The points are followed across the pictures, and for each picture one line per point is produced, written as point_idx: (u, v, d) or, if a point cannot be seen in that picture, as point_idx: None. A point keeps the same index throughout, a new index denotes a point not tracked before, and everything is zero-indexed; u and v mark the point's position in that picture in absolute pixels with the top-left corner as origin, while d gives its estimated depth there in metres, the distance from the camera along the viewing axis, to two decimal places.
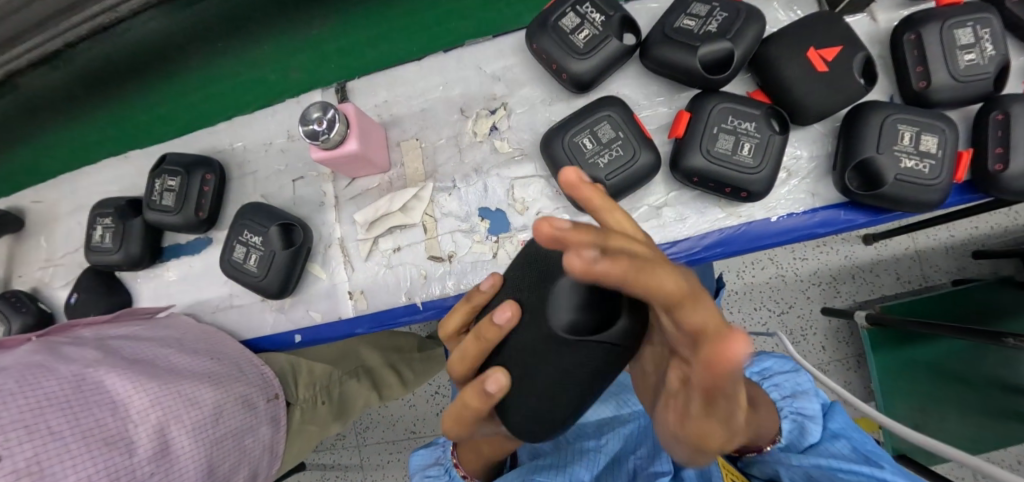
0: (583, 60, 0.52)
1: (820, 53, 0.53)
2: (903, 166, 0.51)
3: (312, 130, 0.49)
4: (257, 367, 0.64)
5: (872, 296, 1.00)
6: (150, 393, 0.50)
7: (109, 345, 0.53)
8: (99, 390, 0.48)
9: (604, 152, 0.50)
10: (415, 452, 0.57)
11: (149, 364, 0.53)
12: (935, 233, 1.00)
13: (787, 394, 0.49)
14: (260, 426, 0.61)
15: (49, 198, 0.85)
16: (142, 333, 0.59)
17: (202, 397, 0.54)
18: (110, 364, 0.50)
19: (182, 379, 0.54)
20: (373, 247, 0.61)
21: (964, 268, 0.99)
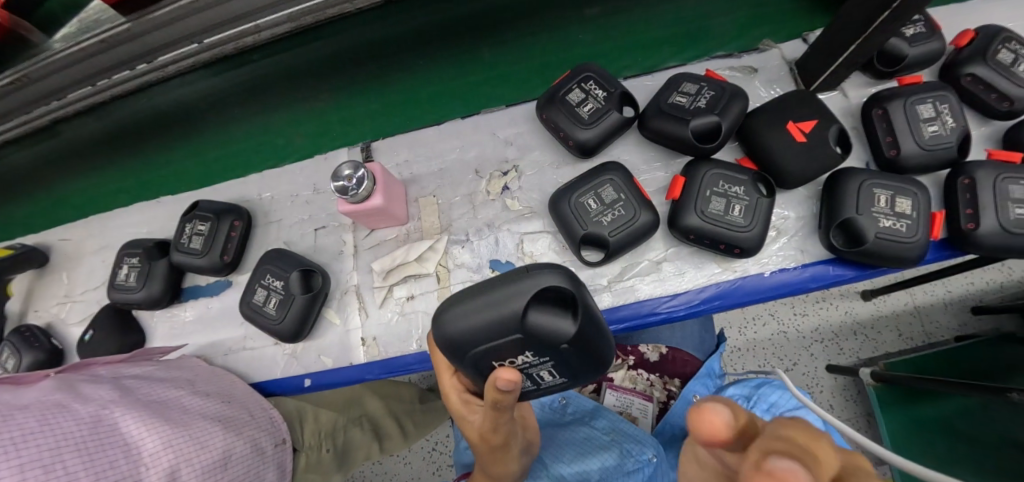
0: (588, 129, 0.59)
1: (798, 126, 0.60)
2: (883, 225, 0.56)
3: (342, 186, 0.54)
4: (266, 412, 0.65)
5: (875, 353, 1.02)
6: (164, 434, 0.50)
7: (125, 384, 0.54)
8: (115, 431, 0.48)
9: (607, 212, 0.55)
10: None
11: (163, 406, 0.54)
12: (932, 290, 1.04)
13: None
14: (265, 471, 0.60)
15: (78, 238, 0.89)
16: (157, 374, 0.60)
17: (212, 440, 0.54)
18: (128, 403, 0.51)
19: (194, 422, 0.54)
20: (387, 295, 0.64)
21: (961, 324, 1.01)
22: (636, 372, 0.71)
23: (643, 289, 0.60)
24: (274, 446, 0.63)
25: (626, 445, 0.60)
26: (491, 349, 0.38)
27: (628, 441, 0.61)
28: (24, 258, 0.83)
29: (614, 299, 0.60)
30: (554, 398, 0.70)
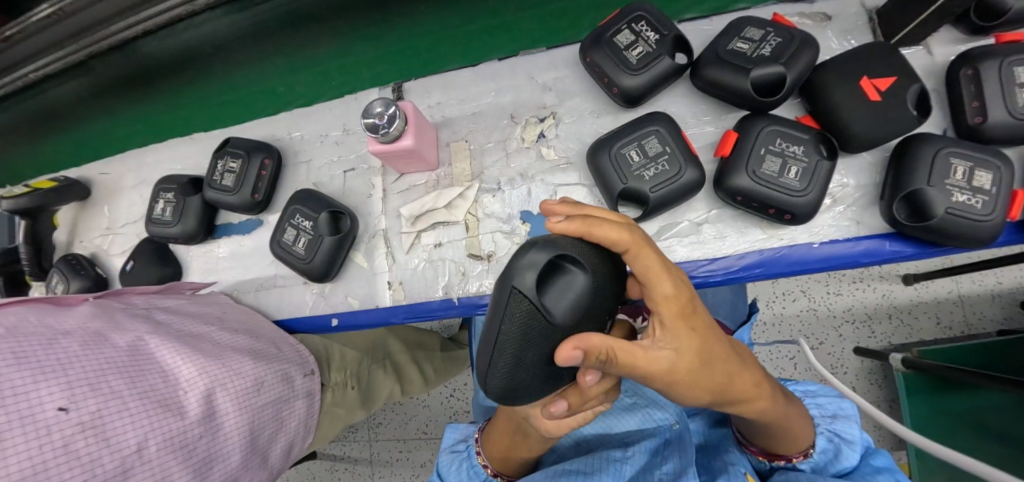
0: (635, 76, 0.54)
1: (874, 83, 0.53)
2: (955, 200, 0.50)
3: (372, 123, 0.52)
4: (294, 348, 0.66)
5: (909, 339, 0.97)
6: (198, 362, 0.51)
7: (158, 317, 0.55)
8: (152, 358, 0.49)
9: (650, 166, 0.52)
10: (450, 427, 0.65)
11: (196, 338, 0.55)
12: (981, 279, 0.97)
13: (828, 414, 0.55)
14: (296, 399, 0.63)
15: (116, 171, 0.91)
16: (188, 308, 0.61)
17: (244, 369, 0.56)
18: (162, 335, 0.52)
19: (226, 353, 0.55)
20: (415, 240, 0.63)
21: (1011, 318, 0.94)
22: None
23: (680, 251, 0.57)
24: (304, 377, 0.65)
25: (650, 410, 0.59)
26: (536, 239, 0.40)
27: (652, 405, 0.59)
28: (68, 189, 0.86)
29: None
30: None
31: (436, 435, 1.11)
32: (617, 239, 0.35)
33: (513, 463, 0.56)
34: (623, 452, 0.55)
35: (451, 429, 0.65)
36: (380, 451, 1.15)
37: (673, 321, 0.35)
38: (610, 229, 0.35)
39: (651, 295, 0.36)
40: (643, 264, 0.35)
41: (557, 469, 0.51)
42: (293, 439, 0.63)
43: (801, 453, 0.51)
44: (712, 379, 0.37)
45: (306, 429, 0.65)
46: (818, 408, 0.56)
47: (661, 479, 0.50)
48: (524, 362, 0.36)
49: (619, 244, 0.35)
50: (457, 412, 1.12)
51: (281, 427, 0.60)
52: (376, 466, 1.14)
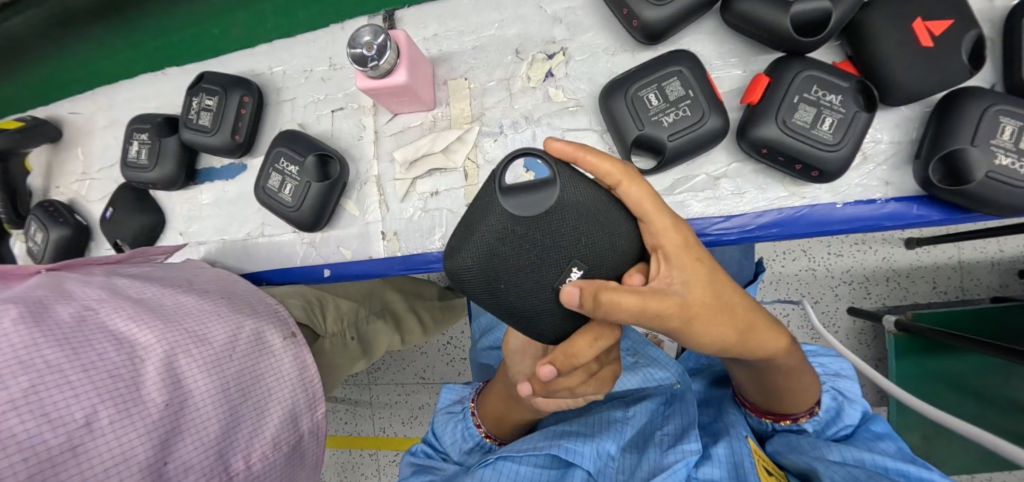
0: (658, 7, 0.47)
1: (926, 25, 0.47)
2: (998, 162, 0.45)
3: (360, 55, 0.46)
4: (271, 307, 0.59)
5: (903, 302, 0.96)
6: (154, 328, 0.47)
7: (116, 283, 0.51)
8: (100, 326, 0.45)
9: (669, 111, 0.46)
10: (444, 389, 0.64)
11: (156, 302, 0.50)
12: (985, 246, 0.94)
13: (832, 373, 0.55)
14: (282, 365, 0.55)
15: (87, 110, 0.83)
16: (152, 273, 0.56)
17: (213, 333, 0.50)
18: (115, 302, 0.47)
19: (188, 316, 0.50)
20: (410, 188, 0.59)
21: (1008, 286, 0.92)
22: None
23: (694, 207, 0.53)
24: (283, 340, 0.57)
25: (651, 369, 0.58)
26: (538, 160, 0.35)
27: (653, 365, 0.58)
28: (37, 130, 0.79)
29: None
30: None
31: (434, 382, 1.12)
32: (606, 169, 0.33)
33: (507, 426, 0.55)
34: (623, 413, 0.53)
35: (447, 390, 0.64)
36: (379, 394, 1.16)
37: (679, 252, 0.34)
38: (600, 159, 0.33)
39: (651, 230, 0.34)
40: (640, 196, 0.33)
41: (556, 430, 0.50)
42: (295, 406, 0.56)
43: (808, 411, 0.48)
44: (733, 314, 0.36)
45: (308, 397, 0.58)
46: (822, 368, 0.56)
47: (662, 440, 0.49)
48: (503, 268, 0.32)
49: (609, 177, 0.34)
50: (454, 360, 1.12)
51: (273, 396, 0.53)
52: (375, 409, 1.16)
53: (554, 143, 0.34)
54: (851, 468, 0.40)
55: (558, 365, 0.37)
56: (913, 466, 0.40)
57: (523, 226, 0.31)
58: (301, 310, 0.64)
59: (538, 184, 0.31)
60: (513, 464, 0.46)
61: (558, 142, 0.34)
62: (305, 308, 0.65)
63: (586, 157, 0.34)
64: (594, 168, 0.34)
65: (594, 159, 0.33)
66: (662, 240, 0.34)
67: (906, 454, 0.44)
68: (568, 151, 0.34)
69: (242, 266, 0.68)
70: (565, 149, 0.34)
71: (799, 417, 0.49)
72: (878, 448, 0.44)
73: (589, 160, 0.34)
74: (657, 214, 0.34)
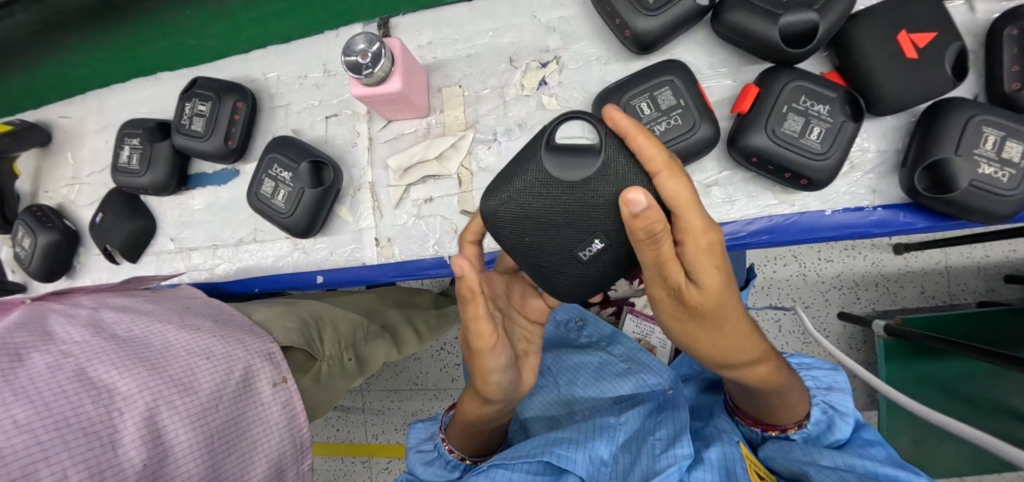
0: (651, 17, 0.48)
1: (911, 38, 0.48)
2: (981, 171, 0.46)
3: (355, 62, 0.46)
4: (262, 340, 0.54)
5: (892, 307, 0.97)
6: (137, 376, 0.42)
7: (99, 320, 0.47)
8: (79, 373, 0.40)
9: (661, 120, 0.47)
10: (413, 426, 0.61)
11: (140, 344, 0.46)
12: (970, 252, 0.95)
13: (823, 386, 0.54)
14: (272, 414, 0.51)
15: (77, 115, 0.83)
16: (141, 307, 0.52)
17: (202, 380, 0.46)
18: (96, 347, 0.43)
19: (175, 361, 0.46)
20: (404, 194, 0.59)
21: (992, 291, 0.94)
22: None
23: None
24: (272, 386, 0.52)
25: (644, 374, 0.58)
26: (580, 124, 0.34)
27: (645, 370, 0.59)
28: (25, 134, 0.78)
29: None
30: (571, 318, 0.69)
31: (427, 388, 1.12)
32: (654, 154, 0.32)
33: (478, 440, 0.53)
34: (616, 418, 0.53)
35: (414, 430, 0.61)
36: (371, 401, 1.16)
37: (700, 255, 0.34)
38: (649, 142, 0.32)
39: (680, 226, 0.33)
40: (678, 191, 0.32)
41: (549, 437, 0.49)
42: (280, 460, 0.52)
43: (795, 424, 0.49)
44: (721, 323, 0.37)
45: (295, 447, 0.54)
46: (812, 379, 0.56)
47: (655, 446, 0.49)
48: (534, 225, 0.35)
49: (652, 163, 0.32)
50: (447, 366, 1.12)
51: (259, 448, 0.50)
52: (368, 415, 1.15)
53: (615, 111, 0.32)
54: (842, 472, 0.40)
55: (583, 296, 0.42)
56: (905, 470, 0.41)
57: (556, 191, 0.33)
58: (297, 334, 0.58)
59: (582, 151, 0.32)
60: (507, 471, 0.46)
61: (618, 111, 0.32)
62: (301, 330, 0.60)
63: (640, 141, 0.31)
64: (641, 152, 0.32)
65: (647, 142, 0.32)
66: (688, 240, 0.33)
67: (896, 460, 0.44)
68: (625, 125, 0.32)
69: (233, 272, 0.68)
70: (621, 121, 0.32)
71: (788, 429, 0.49)
72: (868, 455, 0.44)
73: (642, 142, 0.32)
74: (690, 215, 0.33)
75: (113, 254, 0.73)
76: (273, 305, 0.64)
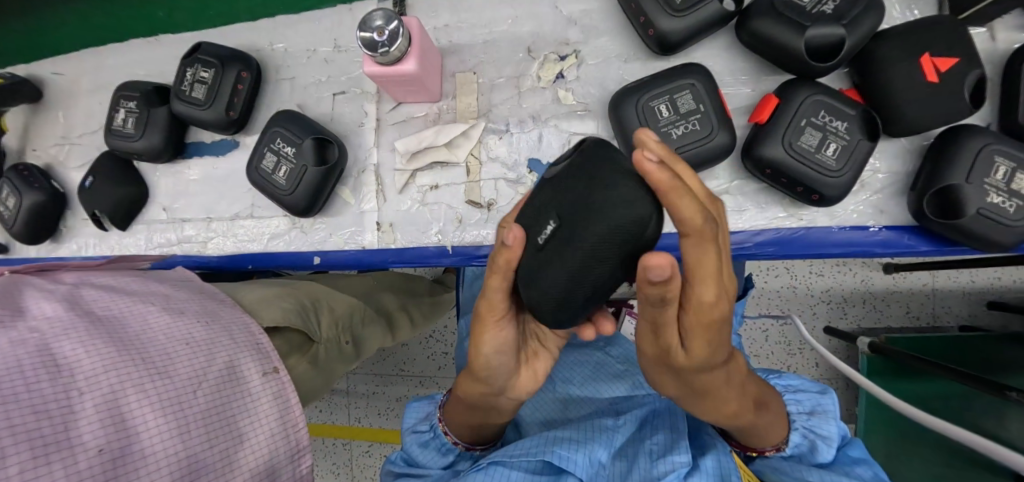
0: (675, 18, 0.47)
1: (934, 62, 0.48)
2: (989, 200, 0.46)
3: (370, 39, 0.44)
4: (250, 332, 0.51)
5: (876, 325, 0.98)
6: (104, 356, 0.40)
7: (78, 297, 0.45)
8: (42, 349, 0.38)
9: (679, 124, 0.46)
10: (409, 405, 0.60)
11: (116, 325, 0.43)
12: (957, 276, 0.97)
13: (805, 411, 0.53)
14: (256, 407, 0.47)
15: (71, 72, 0.79)
16: (130, 286, 0.50)
17: (177, 367, 0.43)
18: (70, 325, 0.41)
19: (149, 345, 0.43)
20: (409, 180, 0.57)
21: (975, 316, 0.95)
22: None
23: None
24: (261, 375, 0.49)
25: (640, 376, 0.59)
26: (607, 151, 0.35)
27: (641, 372, 0.59)
28: (15, 89, 0.75)
29: None
30: None
31: (414, 375, 1.11)
32: (696, 224, 0.28)
33: (483, 431, 0.52)
34: (614, 420, 0.53)
35: (412, 408, 0.60)
36: (357, 384, 1.15)
37: (695, 325, 0.33)
38: (689, 210, 0.28)
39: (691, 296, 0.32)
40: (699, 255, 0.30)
41: (545, 437, 0.49)
42: (269, 461, 0.47)
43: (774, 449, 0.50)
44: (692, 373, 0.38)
45: (287, 447, 0.48)
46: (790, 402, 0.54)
47: (652, 450, 0.49)
48: (540, 224, 0.34)
49: (686, 226, 0.29)
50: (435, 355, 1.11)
51: (244, 443, 0.45)
52: (352, 399, 1.15)
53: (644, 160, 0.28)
54: None
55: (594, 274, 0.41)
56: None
57: (566, 194, 0.33)
58: (296, 313, 0.58)
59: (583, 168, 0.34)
60: (506, 469, 0.46)
61: (652, 159, 0.28)
62: (299, 310, 0.59)
63: (679, 199, 0.28)
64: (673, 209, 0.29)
65: (674, 200, 0.28)
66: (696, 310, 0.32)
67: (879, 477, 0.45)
68: (664, 177, 0.28)
69: (227, 248, 0.66)
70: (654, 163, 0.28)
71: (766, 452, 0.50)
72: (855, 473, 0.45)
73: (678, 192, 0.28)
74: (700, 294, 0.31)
75: (102, 220, 0.71)
76: (269, 286, 0.62)
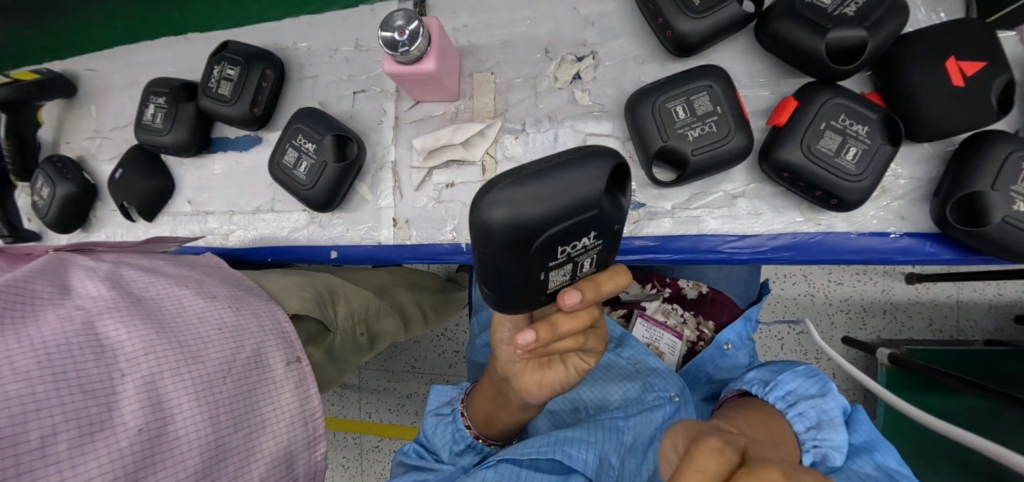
0: (694, 20, 0.47)
1: (960, 66, 0.47)
2: (1017, 209, 0.45)
3: (391, 38, 0.45)
4: (276, 320, 0.52)
5: (898, 336, 0.96)
6: (144, 338, 0.41)
7: (119, 276, 0.46)
8: (88, 327, 0.40)
9: (696, 126, 0.46)
10: (434, 388, 0.62)
11: (154, 307, 0.45)
12: (984, 288, 0.94)
13: (810, 425, 0.44)
14: (279, 394, 0.48)
15: (105, 68, 0.83)
16: (165, 269, 0.52)
17: (210, 351, 0.44)
18: (113, 303, 0.42)
19: (184, 328, 0.45)
20: (425, 178, 0.58)
21: (1002, 330, 0.92)
22: (671, 306, 0.66)
23: (710, 223, 0.52)
24: (285, 365, 0.50)
25: (651, 379, 0.56)
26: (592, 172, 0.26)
27: (651, 374, 0.57)
28: (53, 84, 0.78)
29: (674, 227, 0.52)
30: None
31: (425, 372, 1.12)
32: None
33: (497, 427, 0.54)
34: (625, 421, 0.54)
35: (436, 391, 0.62)
36: (369, 379, 1.17)
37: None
38: None
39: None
40: None
41: (556, 435, 0.50)
42: (289, 446, 0.48)
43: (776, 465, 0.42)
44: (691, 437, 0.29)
45: (307, 434, 0.50)
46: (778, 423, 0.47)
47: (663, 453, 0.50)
48: None
49: None
50: (447, 353, 1.12)
51: (266, 429, 0.46)
52: (364, 393, 1.16)
53: None
54: None
55: (585, 294, 0.34)
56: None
57: None
58: (316, 302, 0.59)
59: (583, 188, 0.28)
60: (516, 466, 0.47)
61: None
62: (317, 298, 0.60)
63: None
64: None
65: None
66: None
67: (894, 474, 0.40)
68: None
69: (248, 240, 0.68)
70: None
71: None
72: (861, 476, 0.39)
73: None
74: None
75: (130, 211, 0.73)
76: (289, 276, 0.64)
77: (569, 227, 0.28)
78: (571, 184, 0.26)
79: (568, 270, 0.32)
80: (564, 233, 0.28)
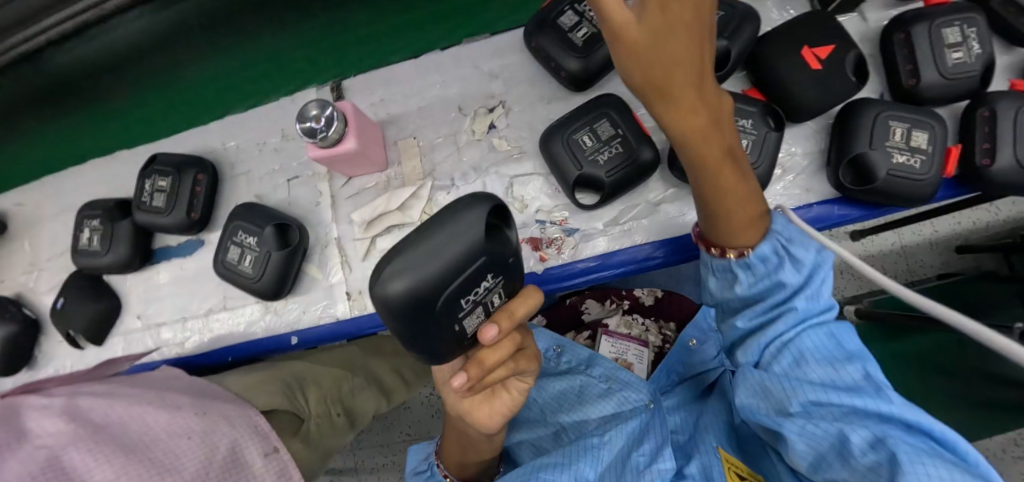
0: (581, 58, 0.53)
1: (814, 52, 0.54)
2: (896, 161, 0.51)
3: (309, 128, 0.48)
4: (245, 415, 0.52)
5: (860, 292, 1.02)
6: (115, 460, 0.40)
7: (75, 409, 0.45)
8: (52, 463, 0.38)
9: (603, 150, 0.51)
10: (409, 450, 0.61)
11: (118, 431, 0.44)
12: (920, 229, 1.02)
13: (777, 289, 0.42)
14: None
15: (34, 200, 0.81)
16: (121, 391, 0.51)
17: (186, 460, 0.43)
18: (75, 434, 0.41)
19: (154, 445, 0.43)
20: (370, 247, 0.60)
21: (947, 263, 1.00)
22: (631, 316, 0.70)
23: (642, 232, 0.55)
24: (264, 458, 0.50)
25: (623, 392, 0.58)
26: (466, 222, 0.30)
27: (623, 387, 0.58)
28: None
29: (610, 243, 0.55)
30: (548, 347, 0.66)
31: (420, 437, 1.09)
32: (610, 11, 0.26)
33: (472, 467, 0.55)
34: (599, 438, 0.54)
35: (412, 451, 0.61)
36: (364, 458, 1.12)
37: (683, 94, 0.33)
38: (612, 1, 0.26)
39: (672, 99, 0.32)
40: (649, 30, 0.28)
41: (533, 465, 0.52)
42: None
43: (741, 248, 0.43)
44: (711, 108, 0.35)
45: None
46: (754, 275, 0.43)
47: (639, 462, 0.51)
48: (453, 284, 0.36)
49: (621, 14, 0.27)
50: (437, 411, 1.10)
51: None
52: (362, 474, 1.12)
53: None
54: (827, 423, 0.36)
55: (502, 325, 0.36)
56: (899, 427, 0.35)
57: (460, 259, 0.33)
58: (280, 394, 0.59)
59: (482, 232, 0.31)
60: None
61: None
62: (284, 389, 0.60)
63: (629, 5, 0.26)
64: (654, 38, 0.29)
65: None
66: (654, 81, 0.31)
67: (877, 379, 0.38)
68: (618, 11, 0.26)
69: (204, 343, 0.67)
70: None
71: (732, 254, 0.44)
72: (843, 393, 0.37)
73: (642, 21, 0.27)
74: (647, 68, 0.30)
75: (77, 338, 0.71)
76: (252, 370, 0.63)
77: (467, 281, 0.31)
78: (456, 235, 0.29)
79: (481, 312, 0.34)
80: (464, 286, 0.31)
